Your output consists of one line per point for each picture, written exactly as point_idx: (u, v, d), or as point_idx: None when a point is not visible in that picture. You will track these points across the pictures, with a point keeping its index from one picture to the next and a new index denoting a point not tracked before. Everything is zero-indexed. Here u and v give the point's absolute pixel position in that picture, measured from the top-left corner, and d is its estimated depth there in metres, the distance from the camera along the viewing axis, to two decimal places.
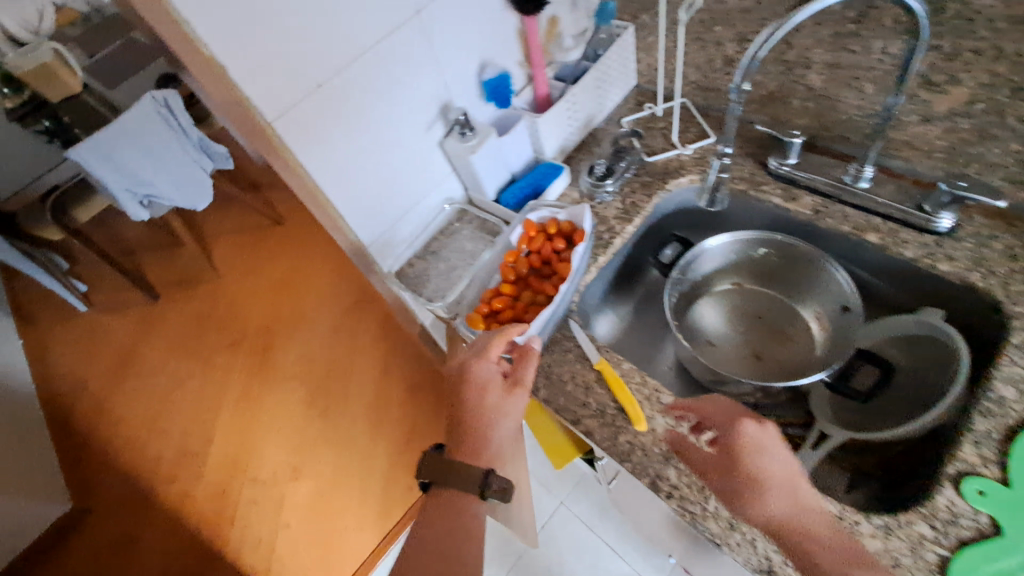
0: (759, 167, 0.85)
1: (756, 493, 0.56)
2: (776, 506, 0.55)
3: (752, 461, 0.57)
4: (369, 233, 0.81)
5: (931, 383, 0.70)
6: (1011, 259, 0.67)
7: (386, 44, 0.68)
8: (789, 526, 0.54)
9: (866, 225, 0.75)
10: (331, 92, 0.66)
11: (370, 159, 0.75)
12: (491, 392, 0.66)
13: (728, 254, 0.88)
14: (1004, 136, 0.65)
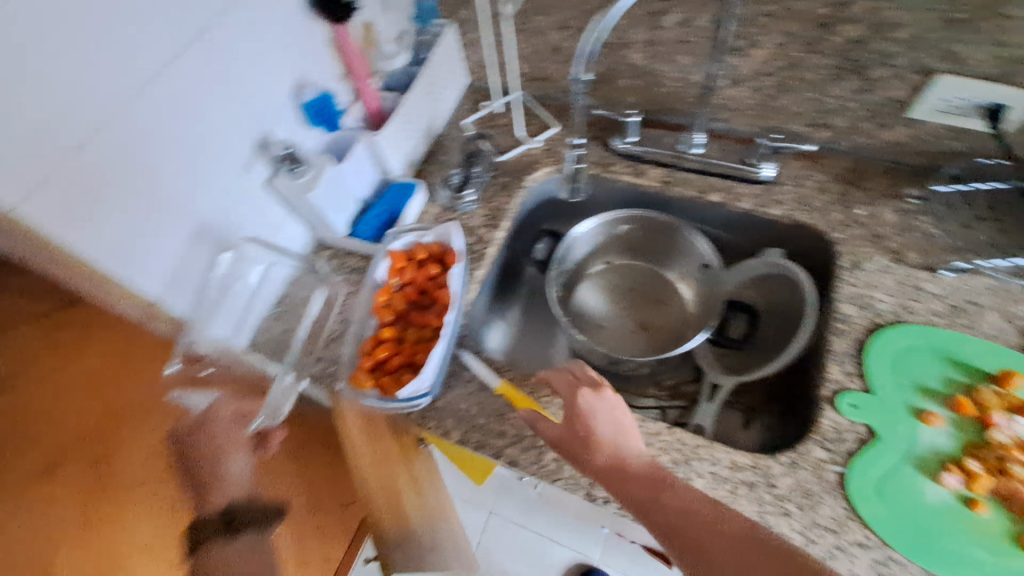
0: (604, 148, 0.87)
1: (579, 449, 0.58)
2: (607, 458, 0.57)
3: (578, 420, 0.59)
4: (195, 308, 0.66)
5: (785, 312, 0.79)
6: (822, 193, 0.77)
7: (167, 79, 0.55)
8: (614, 474, 0.55)
9: (708, 187, 0.81)
10: (102, 152, 0.51)
11: (178, 221, 0.61)
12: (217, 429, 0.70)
13: (593, 239, 0.90)
14: (798, 88, 0.75)
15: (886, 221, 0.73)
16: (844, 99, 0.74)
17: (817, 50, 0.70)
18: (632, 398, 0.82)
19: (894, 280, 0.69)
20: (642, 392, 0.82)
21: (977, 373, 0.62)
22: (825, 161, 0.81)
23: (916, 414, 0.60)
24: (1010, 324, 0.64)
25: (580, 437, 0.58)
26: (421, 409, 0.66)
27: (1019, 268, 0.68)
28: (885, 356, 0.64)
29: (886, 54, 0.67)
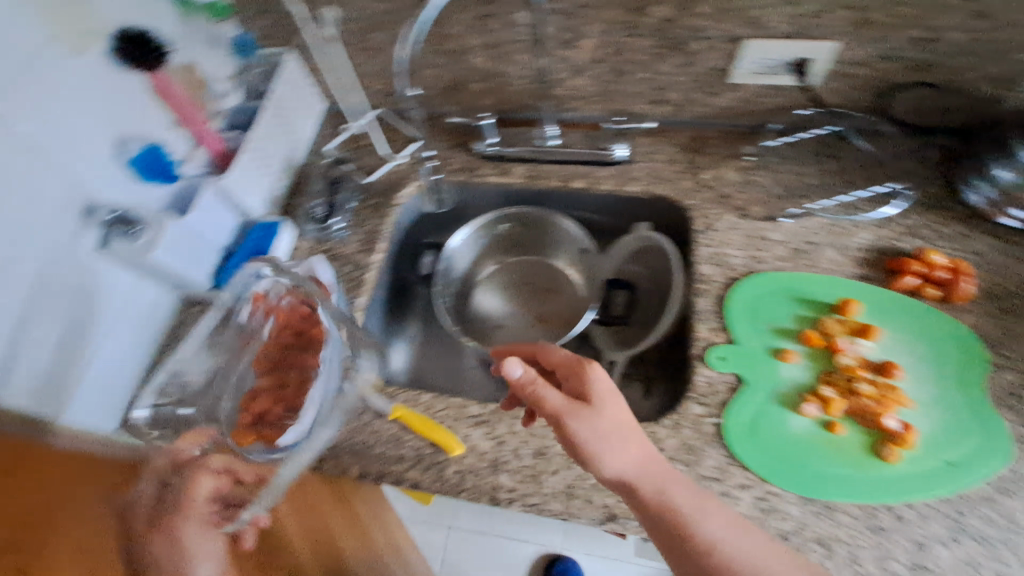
0: (468, 154, 0.88)
1: (603, 455, 0.52)
2: (633, 464, 0.52)
3: (601, 420, 0.53)
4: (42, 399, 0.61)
5: (661, 281, 0.84)
6: (671, 164, 0.82)
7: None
8: (647, 485, 0.51)
9: (570, 175, 0.84)
10: None
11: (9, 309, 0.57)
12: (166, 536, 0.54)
13: (476, 244, 0.93)
14: (630, 70, 0.79)
15: (729, 181, 0.79)
16: (672, 75, 0.78)
17: (637, 33, 0.73)
18: None
19: (742, 235, 0.75)
20: None
21: (823, 304, 0.67)
22: (671, 134, 0.86)
23: (774, 353, 0.66)
24: (844, 257, 0.71)
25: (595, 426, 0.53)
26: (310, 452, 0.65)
27: (845, 204, 0.74)
28: (742, 306, 0.69)
29: (697, 29, 0.71)
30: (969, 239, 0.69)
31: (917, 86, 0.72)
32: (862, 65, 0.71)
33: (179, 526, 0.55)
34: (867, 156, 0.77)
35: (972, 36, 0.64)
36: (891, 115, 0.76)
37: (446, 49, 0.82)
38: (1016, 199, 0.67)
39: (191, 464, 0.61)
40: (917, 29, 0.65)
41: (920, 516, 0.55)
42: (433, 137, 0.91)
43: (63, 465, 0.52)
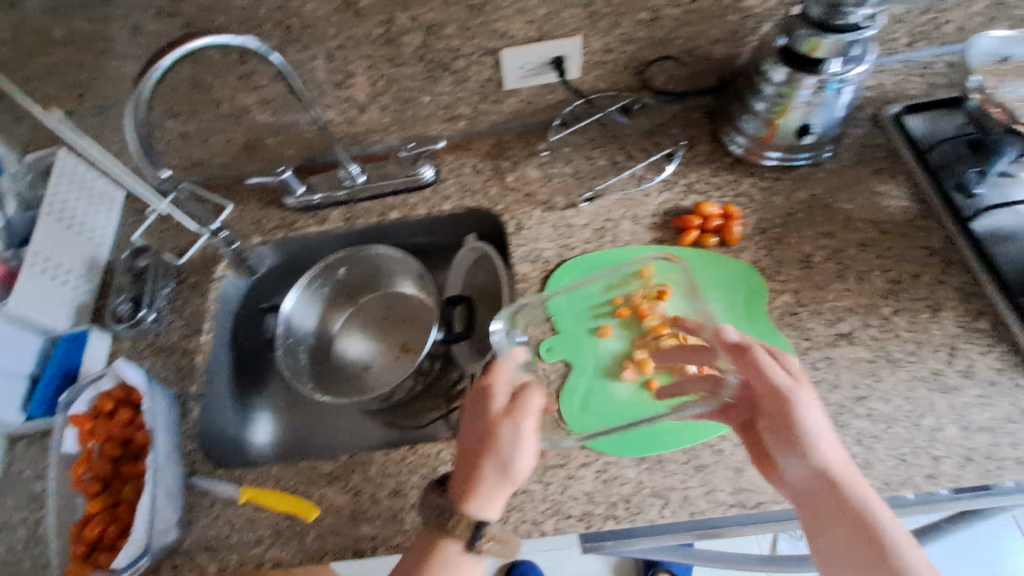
0: (283, 209, 0.87)
1: (821, 448, 0.54)
2: (841, 463, 0.54)
3: (820, 415, 0.55)
4: None
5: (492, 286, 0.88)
6: (478, 174, 0.86)
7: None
8: (847, 485, 0.52)
9: (386, 208, 0.85)
10: None
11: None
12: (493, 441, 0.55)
13: (318, 294, 0.91)
14: (412, 97, 0.81)
15: (531, 178, 0.83)
16: (452, 93, 0.81)
17: (402, 62, 0.75)
18: (415, 421, 0.88)
19: (551, 227, 0.79)
20: (427, 408, 0.89)
21: (627, 273, 0.73)
22: (473, 145, 0.89)
23: (592, 332, 0.71)
24: (639, 225, 0.76)
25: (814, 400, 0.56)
26: (145, 563, 0.61)
27: (633, 175, 0.80)
28: (560, 293, 0.73)
29: (453, 49, 0.74)
30: (738, 185, 0.78)
31: (661, 60, 0.79)
32: (610, 52, 0.77)
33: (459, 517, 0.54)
34: (645, 128, 0.84)
35: (685, 10, 0.72)
36: (651, 87, 0.83)
37: (225, 112, 0.81)
38: (763, 142, 0.76)
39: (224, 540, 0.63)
40: (640, 12, 0.72)
41: (734, 445, 0.61)
42: (244, 199, 0.89)
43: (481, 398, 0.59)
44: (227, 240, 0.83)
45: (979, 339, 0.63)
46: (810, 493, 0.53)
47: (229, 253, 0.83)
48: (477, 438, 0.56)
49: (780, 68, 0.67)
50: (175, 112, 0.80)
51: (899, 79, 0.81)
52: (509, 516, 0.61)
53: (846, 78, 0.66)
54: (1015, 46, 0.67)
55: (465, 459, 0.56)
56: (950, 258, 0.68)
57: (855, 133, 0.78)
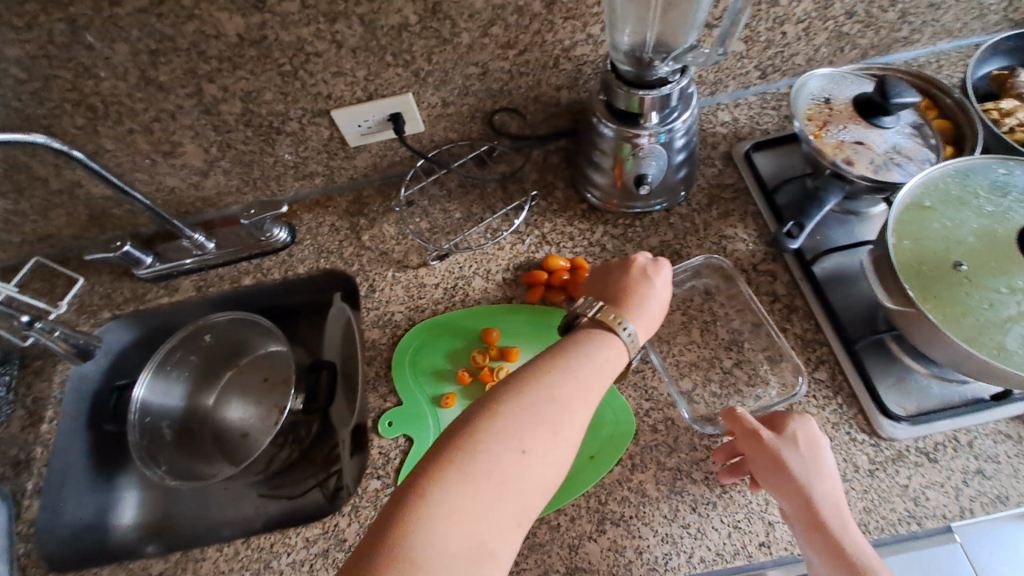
0: (135, 281, 0.84)
1: (814, 486, 0.50)
2: (834, 501, 0.50)
3: (817, 458, 0.51)
4: None
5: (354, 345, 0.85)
6: (335, 232, 0.83)
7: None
8: (833, 523, 0.49)
9: (239, 274, 0.82)
10: None
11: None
12: (653, 292, 0.55)
13: (185, 362, 0.87)
14: (254, 159, 0.78)
15: (386, 236, 0.80)
16: (295, 154, 0.78)
17: (228, 129, 0.72)
18: (295, 490, 0.82)
19: (403, 288, 0.76)
20: (304, 478, 0.83)
21: (473, 335, 0.71)
22: (333, 201, 0.85)
23: (436, 402, 0.67)
24: (490, 282, 0.74)
25: (820, 454, 0.52)
26: None
27: (486, 229, 0.78)
28: (405, 361, 0.70)
29: (282, 113, 0.72)
30: (591, 234, 0.75)
31: (507, 109, 0.77)
32: (449, 105, 0.75)
33: (610, 356, 0.50)
34: (504, 176, 0.82)
35: (513, 62, 0.70)
36: (505, 134, 0.81)
37: (56, 189, 0.77)
38: (613, 192, 0.73)
39: None
40: (468, 67, 0.70)
41: (570, 519, 0.57)
42: (96, 272, 0.85)
43: (615, 280, 0.57)
44: (45, 329, 0.74)
45: (817, 391, 0.60)
46: (800, 527, 0.50)
47: (51, 342, 0.75)
48: (634, 276, 0.56)
49: (607, 124, 0.65)
50: (3, 192, 0.76)
51: (754, 113, 0.79)
52: None
53: (673, 127, 0.63)
54: (849, 82, 0.67)
55: (612, 289, 0.56)
56: (793, 303, 0.65)
57: (709, 172, 0.76)
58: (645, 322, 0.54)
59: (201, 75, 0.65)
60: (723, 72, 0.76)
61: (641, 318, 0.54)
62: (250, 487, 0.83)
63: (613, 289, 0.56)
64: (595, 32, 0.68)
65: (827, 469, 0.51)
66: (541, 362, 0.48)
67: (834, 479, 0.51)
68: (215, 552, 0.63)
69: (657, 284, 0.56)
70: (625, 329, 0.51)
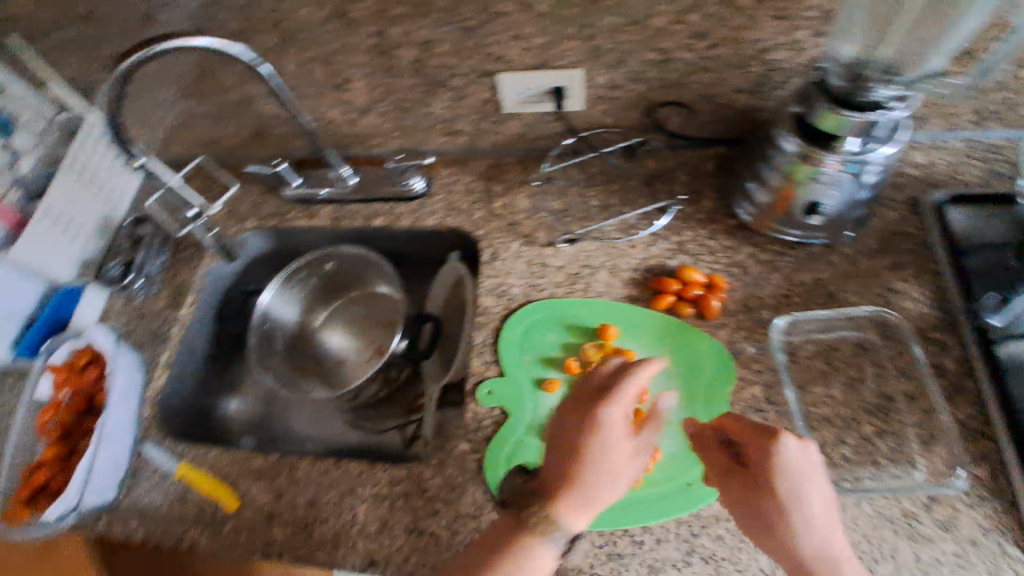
0: (278, 199, 0.89)
1: (794, 510, 0.48)
2: (819, 537, 0.48)
3: (800, 495, 0.49)
4: None
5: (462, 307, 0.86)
6: (469, 194, 0.83)
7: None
8: (811, 550, 0.47)
9: (371, 213, 0.85)
10: None
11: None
12: (618, 444, 0.49)
13: (305, 285, 0.93)
14: (411, 107, 0.80)
15: (519, 208, 0.80)
16: (450, 108, 0.79)
17: (397, 73, 0.74)
18: (374, 426, 0.85)
19: (525, 263, 0.75)
20: (383, 418, 0.86)
21: (588, 327, 0.69)
22: (472, 162, 0.86)
23: (539, 384, 0.66)
24: (615, 278, 0.71)
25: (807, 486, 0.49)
26: (71, 519, 0.64)
27: (622, 224, 0.75)
28: (515, 336, 0.70)
29: (449, 66, 0.72)
30: (734, 252, 0.69)
31: (673, 104, 0.73)
32: (617, 88, 0.72)
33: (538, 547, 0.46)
34: (651, 172, 0.78)
35: (699, 55, 0.66)
36: (663, 129, 0.77)
37: (234, 100, 0.84)
38: (771, 213, 0.67)
39: (197, 513, 0.66)
40: (649, 52, 0.66)
41: (656, 540, 0.55)
42: (249, 184, 0.92)
43: (574, 429, 0.50)
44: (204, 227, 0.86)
45: (970, 487, 0.53)
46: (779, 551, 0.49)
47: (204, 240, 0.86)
48: (581, 450, 0.49)
49: (791, 139, 0.59)
50: (189, 92, 0.83)
51: (956, 160, 0.70)
52: (409, 555, 0.60)
53: (869, 156, 0.56)
54: None
55: (564, 454, 0.49)
56: (960, 384, 0.57)
57: (886, 216, 0.68)
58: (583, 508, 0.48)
59: (390, 17, 0.67)
60: (933, 107, 0.67)
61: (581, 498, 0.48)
62: (338, 412, 0.87)
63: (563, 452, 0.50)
64: (801, 38, 0.62)
65: (810, 485, 0.49)
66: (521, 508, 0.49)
67: (824, 499, 0.49)
68: (308, 464, 0.67)
69: (608, 454, 0.49)
70: (553, 537, 0.47)
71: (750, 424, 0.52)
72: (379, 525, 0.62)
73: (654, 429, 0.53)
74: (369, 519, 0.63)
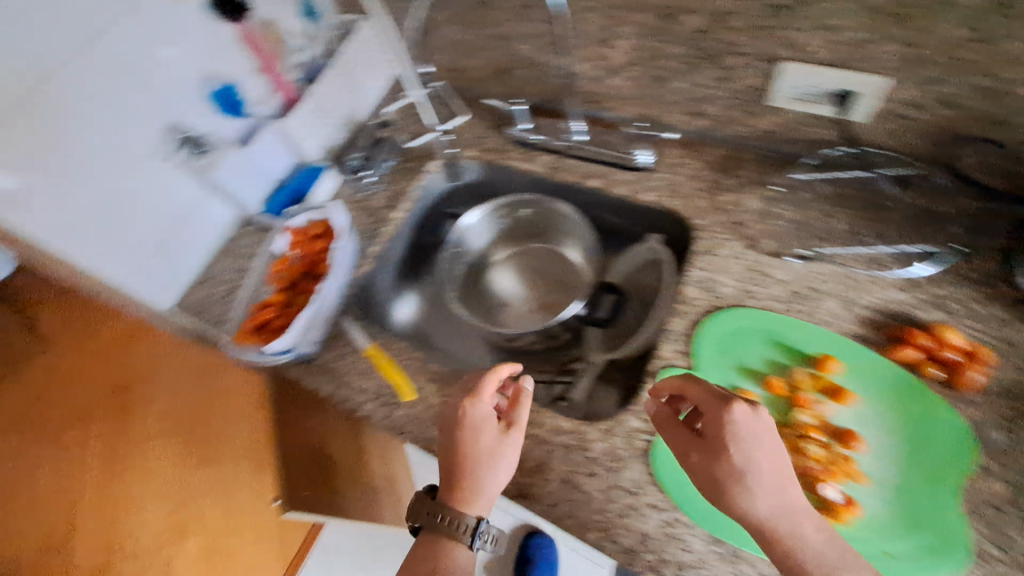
0: (503, 137, 0.93)
1: (755, 478, 0.51)
2: (774, 497, 0.50)
3: (753, 460, 0.51)
4: (149, 281, 0.82)
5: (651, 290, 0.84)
6: (696, 180, 0.79)
7: (52, 82, 0.65)
8: (773, 510, 0.50)
9: (589, 173, 0.85)
10: (35, 139, 0.65)
11: (101, 201, 0.73)
12: (484, 439, 0.60)
13: (497, 222, 0.97)
14: (668, 78, 0.76)
15: (749, 208, 0.75)
16: (710, 88, 0.75)
17: (672, 40, 0.72)
18: (526, 370, 0.87)
19: (743, 266, 0.71)
20: (538, 366, 0.88)
21: (803, 353, 0.64)
22: (705, 149, 0.82)
23: (733, 391, 0.64)
24: (846, 311, 0.65)
25: (755, 451, 0.51)
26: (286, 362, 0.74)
27: (867, 256, 0.68)
28: (716, 334, 0.67)
29: (732, 43, 0.68)
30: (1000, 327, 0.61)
31: (981, 142, 0.64)
32: (922, 110, 0.63)
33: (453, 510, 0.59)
34: (917, 210, 0.70)
35: None
36: (952, 167, 0.68)
37: (493, 34, 0.85)
38: None
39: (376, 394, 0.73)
40: (983, 78, 0.58)
41: None
42: (478, 115, 0.97)
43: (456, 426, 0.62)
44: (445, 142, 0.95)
45: None
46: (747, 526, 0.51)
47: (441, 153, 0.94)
48: (463, 437, 0.61)
49: None
50: (456, 20, 0.87)
51: None
52: (560, 502, 0.62)
53: None
54: None
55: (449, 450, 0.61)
56: None
57: None
58: (481, 481, 0.59)
59: None
60: None
61: (483, 469, 0.59)
62: (493, 348, 0.90)
63: (450, 449, 0.61)
64: None
65: (762, 449, 0.51)
66: (447, 483, 0.60)
67: (780, 465, 0.51)
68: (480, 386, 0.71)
69: (488, 438, 0.60)
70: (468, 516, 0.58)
71: (711, 390, 0.55)
72: (537, 464, 0.64)
73: (523, 410, 0.63)
74: (528, 455, 0.65)
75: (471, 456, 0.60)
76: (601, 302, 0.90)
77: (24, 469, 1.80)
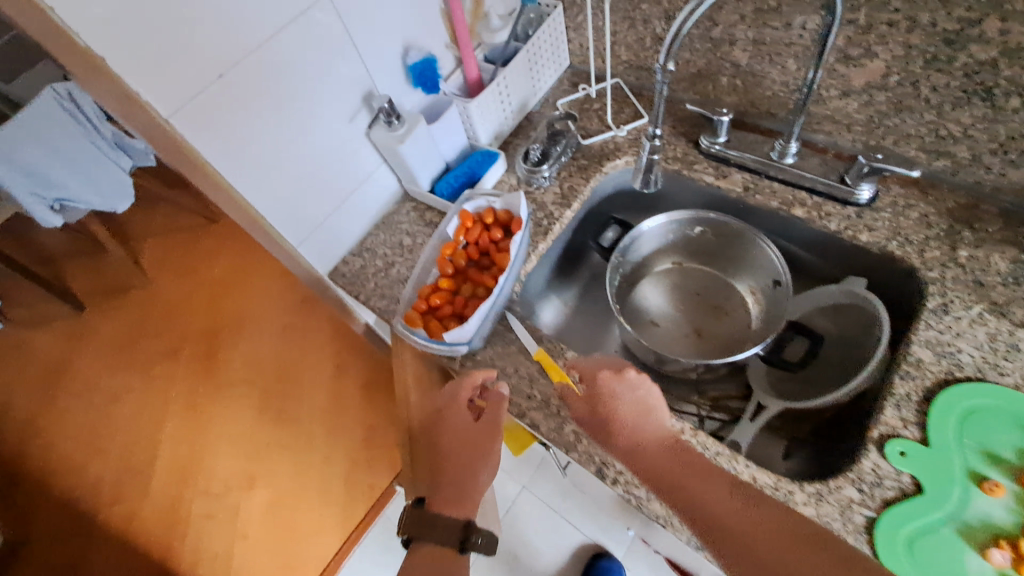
0: (691, 146, 0.86)
1: (635, 422, 0.61)
2: (653, 434, 0.60)
3: (621, 408, 0.62)
4: (313, 244, 0.81)
5: (848, 342, 0.76)
6: (925, 226, 0.71)
7: (276, 38, 0.62)
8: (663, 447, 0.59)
9: (792, 200, 0.78)
10: (253, 94, 0.63)
11: (296, 164, 0.73)
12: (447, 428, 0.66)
13: (666, 235, 0.88)
14: (914, 108, 0.68)
15: (993, 268, 0.66)
16: (968, 127, 0.66)
17: (941, 68, 0.63)
18: (672, 401, 0.80)
19: (986, 334, 0.63)
20: (684, 397, 0.81)
21: None
22: (936, 192, 0.73)
23: (977, 480, 0.56)
24: None
25: (626, 400, 0.62)
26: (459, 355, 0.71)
27: None
28: (955, 409, 0.59)
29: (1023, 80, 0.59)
30: None
31: None
32: None
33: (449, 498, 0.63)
34: None
35: None
36: None
37: (709, 37, 0.78)
38: None
39: (544, 404, 0.69)
40: None
41: None
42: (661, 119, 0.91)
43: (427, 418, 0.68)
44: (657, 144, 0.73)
45: None
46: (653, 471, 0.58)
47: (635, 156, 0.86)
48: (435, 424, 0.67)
49: None
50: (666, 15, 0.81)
51: None
52: None
53: None
54: None
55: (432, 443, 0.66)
56: None
57: None
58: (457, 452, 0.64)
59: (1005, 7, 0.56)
60: None
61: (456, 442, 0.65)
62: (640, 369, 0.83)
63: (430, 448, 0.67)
64: None
65: (629, 396, 0.62)
66: (435, 470, 0.65)
67: (652, 411, 0.61)
68: None
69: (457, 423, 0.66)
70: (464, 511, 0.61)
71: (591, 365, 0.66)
72: None
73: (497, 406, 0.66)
74: None
75: (448, 442, 0.65)
76: (790, 345, 0.81)
77: (113, 395, 1.88)
